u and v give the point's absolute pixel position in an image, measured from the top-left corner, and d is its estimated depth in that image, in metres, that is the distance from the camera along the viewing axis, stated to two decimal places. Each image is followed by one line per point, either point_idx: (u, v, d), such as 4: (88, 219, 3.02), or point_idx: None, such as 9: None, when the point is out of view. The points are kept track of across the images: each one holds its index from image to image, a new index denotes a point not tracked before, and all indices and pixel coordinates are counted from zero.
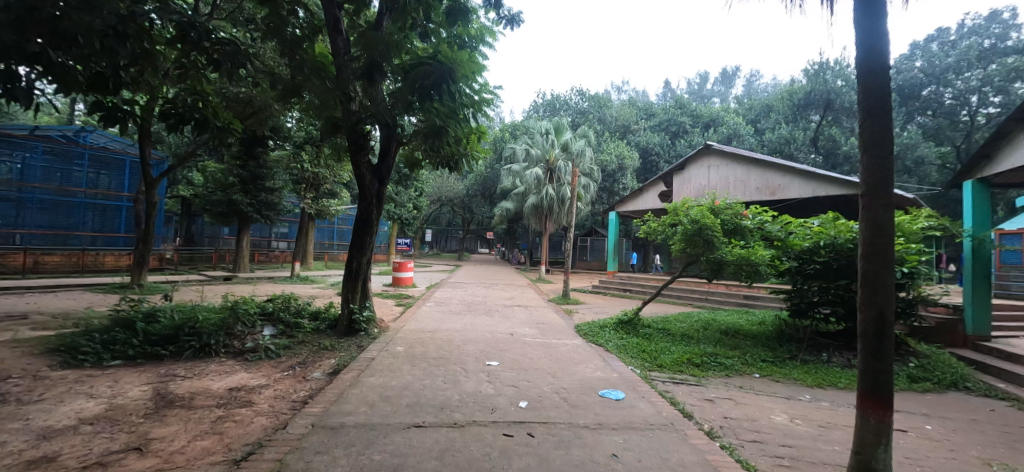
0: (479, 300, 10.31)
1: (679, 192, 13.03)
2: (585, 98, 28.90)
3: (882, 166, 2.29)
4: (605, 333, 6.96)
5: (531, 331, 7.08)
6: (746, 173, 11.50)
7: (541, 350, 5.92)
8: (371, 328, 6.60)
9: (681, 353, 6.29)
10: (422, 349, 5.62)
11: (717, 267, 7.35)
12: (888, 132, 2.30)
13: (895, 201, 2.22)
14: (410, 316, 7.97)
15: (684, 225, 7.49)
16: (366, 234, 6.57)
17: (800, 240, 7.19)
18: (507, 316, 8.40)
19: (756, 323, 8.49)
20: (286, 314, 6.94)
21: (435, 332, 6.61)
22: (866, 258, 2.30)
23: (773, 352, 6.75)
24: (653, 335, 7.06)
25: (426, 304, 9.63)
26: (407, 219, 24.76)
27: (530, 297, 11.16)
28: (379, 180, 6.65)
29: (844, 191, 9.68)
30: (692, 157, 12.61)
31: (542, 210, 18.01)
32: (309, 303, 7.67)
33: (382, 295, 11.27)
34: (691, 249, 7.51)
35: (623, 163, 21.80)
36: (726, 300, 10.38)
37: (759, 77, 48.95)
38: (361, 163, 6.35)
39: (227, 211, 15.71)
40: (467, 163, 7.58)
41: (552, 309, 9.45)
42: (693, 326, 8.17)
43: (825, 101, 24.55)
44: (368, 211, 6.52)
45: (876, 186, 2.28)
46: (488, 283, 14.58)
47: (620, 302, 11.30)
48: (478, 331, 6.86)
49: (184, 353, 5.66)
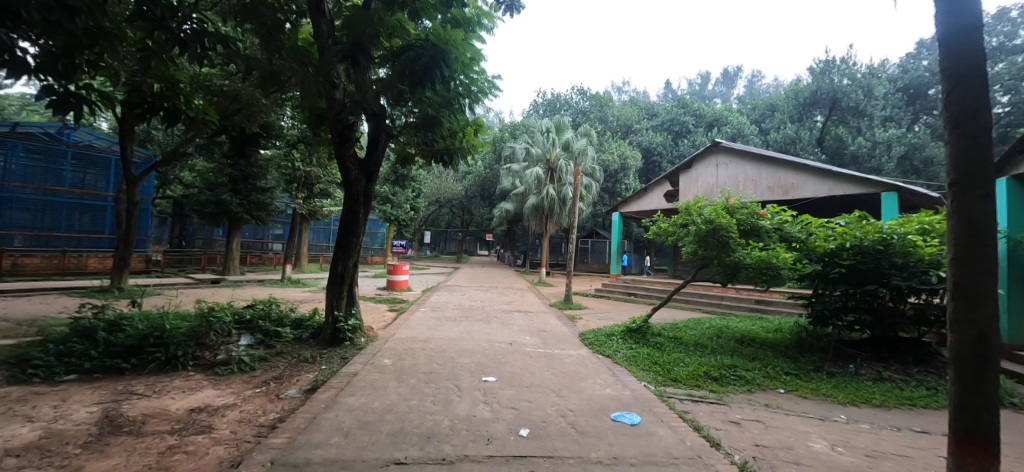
0: (476, 305, 9.77)
1: (686, 192, 12.49)
2: (586, 97, 28.39)
3: (978, 138, 1.59)
4: (612, 342, 6.41)
5: (532, 340, 6.53)
6: (756, 171, 10.99)
7: (544, 362, 5.37)
8: (358, 337, 6.03)
9: (697, 365, 5.75)
10: (412, 362, 5.06)
11: (735, 271, 6.79)
12: (981, 98, 1.59)
13: (996, 184, 1.51)
14: (402, 323, 7.41)
15: (698, 225, 6.93)
16: (353, 235, 6.01)
17: (824, 241, 6.62)
18: (506, 322, 7.85)
19: (773, 331, 7.97)
20: (267, 323, 6.39)
21: (428, 341, 6.06)
22: (956, 260, 1.60)
23: (796, 364, 6.21)
24: (665, 344, 6.52)
25: (420, 309, 9.08)
26: (404, 220, 24.18)
27: (530, 302, 10.58)
28: (367, 176, 6.05)
29: (862, 191, 9.16)
30: (699, 155, 12.09)
31: (543, 210, 17.47)
32: (292, 310, 7.11)
33: (375, 299, 10.70)
34: (706, 251, 6.95)
35: (625, 163, 21.24)
36: (737, 305, 9.93)
37: (760, 77, 48.54)
38: (347, 156, 5.74)
39: (217, 211, 15.13)
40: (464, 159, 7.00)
41: (554, 315, 8.91)
42: (706, 333, 7.64)
43: (831, 100, 24.06)
44: (355, 209, 5.94)
45: (968, 164, 1.57)
46: (486, 286, 14.00)
47: (625, 307, 10.75)
48: (475, 340, 6.31)
49: (148, 366, 5.09)
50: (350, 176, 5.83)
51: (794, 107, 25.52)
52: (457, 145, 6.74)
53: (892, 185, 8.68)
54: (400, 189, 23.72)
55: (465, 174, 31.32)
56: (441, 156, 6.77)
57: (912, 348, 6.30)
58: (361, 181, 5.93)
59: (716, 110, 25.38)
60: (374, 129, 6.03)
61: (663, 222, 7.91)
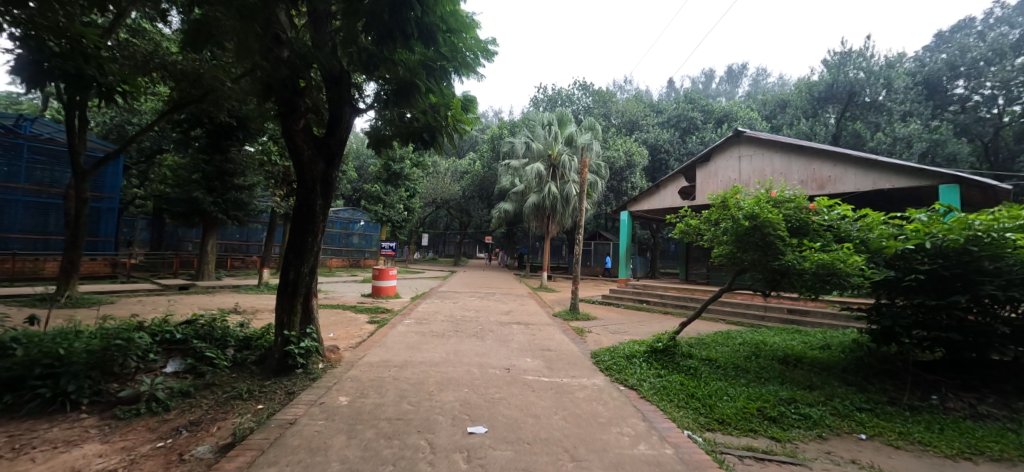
0: (469, 315, 8.48)
1: (704, 187, 11.23)
2: (589, 93, 27.07)
3: None
4: (635, 368, 5.12)
5: (535, 365, 5.23)
6: (786, 163, 9.74)
7: (552, 399, 4.08)
8: (313, 363, 4.74)
9: (746, 400, 4.51)
10: (376, 402, 3.78)
11: (785, 277, 5.52)
12: None
13: None
14: (377, 341, 6.12)
15: (736, 222, 5.66)
16: (312, 233, 4.72)
17: (895, 242, 5.35)
18: (503, 339, 6.56)
19: (818, 347, 6.84)
20: (204, 344, 5.12)
21: (403, 369, 4.76)
22: None
23: (863, 394, 4.99)
24: (699, 368, 5.27)
25: (403, 321, 7.79)
26: (398, 221, 22.73)
27: (532, 312, 9.29)
28: (326, 159, 4.73)
29: (915, 183, 7.93)
30: (719, 147, 10.87)
31: (544, 210, 16.19)
32: (241, 326, 5.83)
33: (354, 309, 9.40)
34: (750, 252, 5.64)
35: (632, 160, 19.99)
36: (767, 317, 8.81)
37: (766, 76, 47.22)
38: (297, 131, 4.41)
39: (188, 211, 13.88)
40: (450, 140, 5.75)
41: (559, 328, 7.64)
42: (739, 351, 6.44)
43: (848, 94, 22.84)
44: (312, 200, 4.63)
45: None
46: (483, 293, 12.71)
47: (639, 316, 9.48)
48: (463, 365, 5.04)
49: (24, 409, 3.79)
50: (301, 155, 4.48)
51: (806, 102, 24.29)
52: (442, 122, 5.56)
53: (952, 175, 7.44)
54: (392, 189, 22.37)
55: (463, 174, 30.02)
56: (422, 137, 5.52)
57: (1010, 375, 5.09)
58: (318, 164, 4.61)
59: (725, 105, 24.18)
60: (335, 99, 4.76)
61: (692, 218, 6.63)
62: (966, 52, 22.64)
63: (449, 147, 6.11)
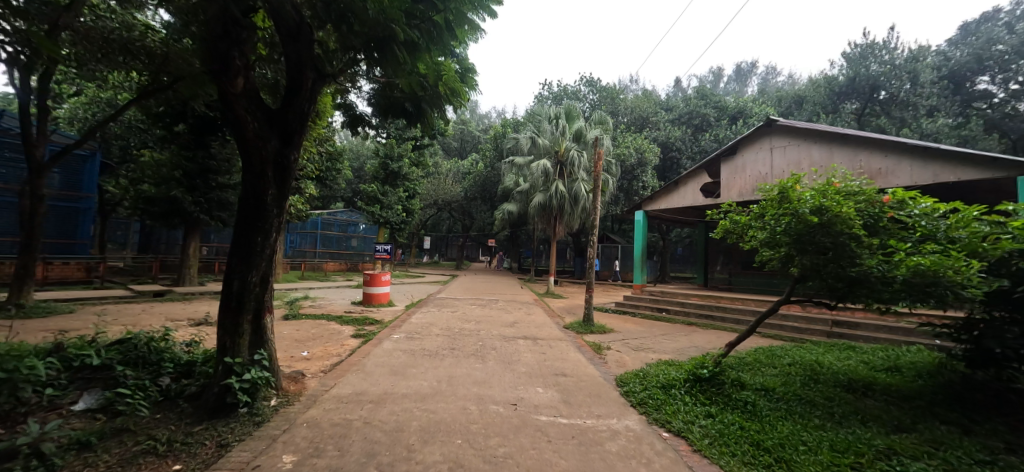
0: (468, 328, 7.39)
1: (730, 183, 10.12)
2: (595, 89, 25.88)
3: None
4: (677, 403, 3.98)
5: (549, 399, 4.10)
6: (827, 155, 8.61)
7: (576, 457, 2.96)
8: (262, 400, 3.64)
9: (834, 451, 3.36)
10: (332, 467, 2.68)
11: (856, 285, 4.49)
12: None
13: None
14: (355, 364, 5.02)
15: (800, 219, 4.53)
16: (263, 230, 3.64)
17: (1002, 241, 4.20)
18: (508, 359, 5.46)
19: (881, 369, 5.81)
20: (131, 372, 4.01)
21: (379, 408, 3.65)
22: None
23: (974, 440, 3.83)
24: (759, 402, 4.12)
25: (392, 336, 6.71)
26: (396, 223, 21.38)
27: (540, 323, 8.16)
28: (281, 136, 3.65)
29: (987, 175, 6.76)
30: (748, 137, 9.77)
31: (551, 210, 15.08)
32: (188, 347, 4.73)
33: (339, 320, 8.28)
34: (815, 254, 4.57)
35: (643, 158, 18.88)
36: (809, 331, 7.77)
37: (777, 74, 45.96)
38: (237, 96, 3.28)
39: (168, 210, 12.96)
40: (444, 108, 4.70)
41: (573, 344, 6.52)
42: (793, 377, 5.32)
43: (870, 88, 21.71)
44: (262, 188, 3.55)
45: None
46: (484, 300, 11.60)
47: (662, 328, 8.36)
48: (458, 399, 3.94)
49: None
50: (245, 129, 3.38)
51: (825, 96, 23.11)
52: (429, 91, 4.52)
53: None
54: (390, 188, 21.26)
55: (465, 175, 28.99)
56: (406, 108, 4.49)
57: None
58: (270, 141, 3.53)
59: (739, 101, 23.07)
60: (293, 59, 3.72)
61: (737, 215, 5.52)
62: (994, 44, 21.45)
63: (440, 122, 5.04)
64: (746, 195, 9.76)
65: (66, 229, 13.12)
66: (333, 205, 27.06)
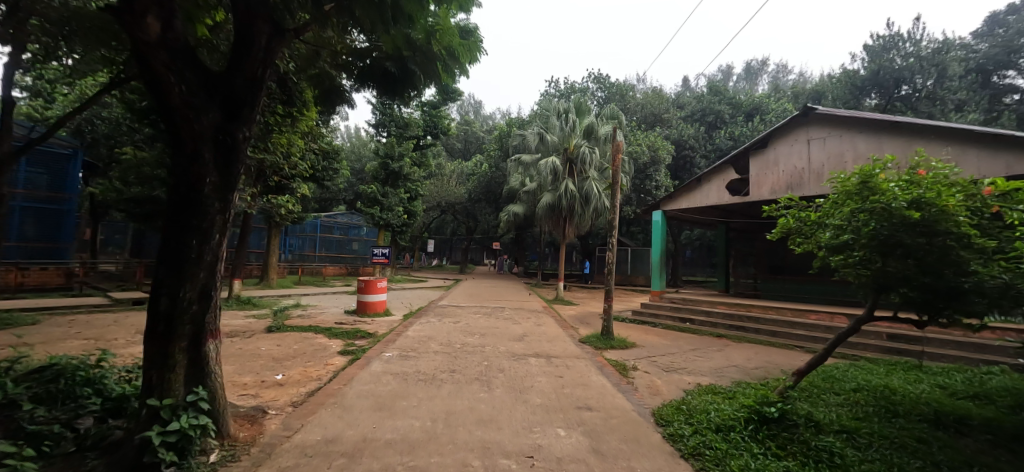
0: (472, 343, 6.49)
1: (761, 179, 9.16)
2: (604, 86, 24.93)
3: None
4: (745, 454, 3.01)
5: (574, 448, 3.16)
6: (875, 143, 7.64)
7: None
8: (198, 454, 2.71)
9: None
10: None
11: (950, 299, 3.60)
12: None
13: None
14: (333, 394, 4.11)
15: (888, 214, 3.58)
16: (199, 231, 2.76)
17: None
18: (518, 385, 4.54)
19: (966, 396, 4.86)
20: (39, 411, 3.10)
21: (352, 466, 2.71)
22: None
23: None
24: (852, 453, 3.15)
25: (383, 353, 5.81)
26: (397, 226, 20.51)
27: (552, 336, 7.24)
28: (222, 105, 2.79)
29: None
30: (781, 128, 8.82)
31: (560, 211, 14.17)
32: (126, 378, 3.82)
33: (328, 332, 7.40)
34: (904, 258, 3.66)
35: (656, 155, 17.97)
36: (861, 345, 6.84)
37: (788, 71, 44.73)
38: (154, 48, 2.43)
39: (152, 212, 12.61)
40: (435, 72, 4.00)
41: (594, 364, 5.59)
42: (865, 410, 4.37)
43: (894, 82, 20.66)
44: (197, 174, 2.69)
45: None
46: (489, 308, 10.68)
47: (690, 342, 7.41)
48: (456, 450, 3.00)
49: None
50: (169, 93, 2.52)
51: (845, 91, 22.10)
52: (424, 50, 3.78)
53: None
54: (390, 189, 20.41)
55: (469, 176, 28.14)
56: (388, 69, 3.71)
57: None
58: (207, 112, 2.67)
59: (755, 97, 22.08)
60: (241, 8, 2.87)
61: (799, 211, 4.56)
62: None
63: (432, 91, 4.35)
64: (779, 192, 8.81)
65: (48, 232, 12.39)
66: (334, 207, 26.28)
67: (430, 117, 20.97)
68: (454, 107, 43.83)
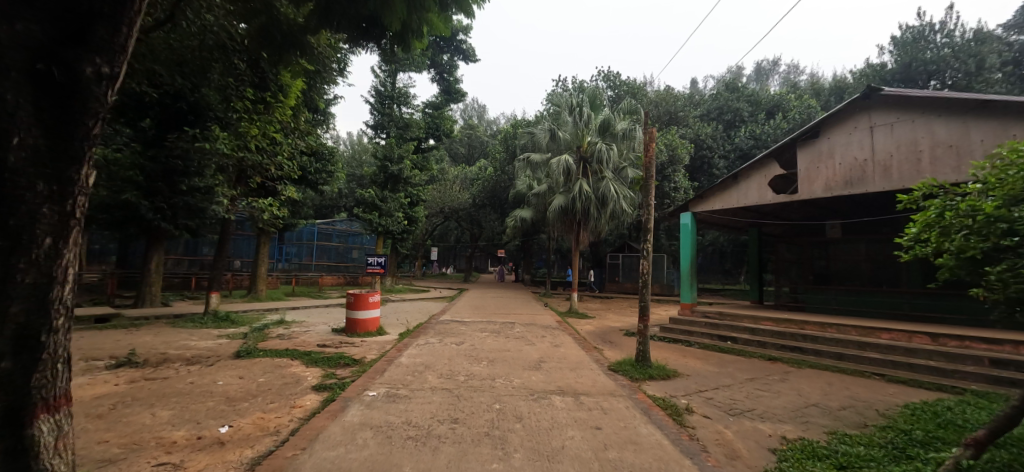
0: (478, 375, 5.22)
1: (812, 176, 7.92)
2: (613, 85, 23.80)
3: None
4: None
5: None
6: (959, 130, 6.34)
7: None
8: None
9: None
10: None
11: None
12: None
13: None
14: (283, 466, 2.86)
15: None
16: (2, 234, 1.59)
17: None
18: (543, 447, 3.25)
19: None
20: None
21: None
22: None
23: None
24: None
25: (367, 391, 4.57)
26: (398, 232, 19.32)
27: (575, 363, 5.97)
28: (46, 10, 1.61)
29: None
30: (836, 115, 7.62)
31: (573, 213, 12.95)
32: None
33: (307, 359, 6.17)
34: None
35: (675, 154, 16.81)
36: (960, 375, 5.51)
37: (801, 73, 43.38)
38: None
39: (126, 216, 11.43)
40: None
41: (637, 405, 4.33)
42: None
43: (923, 76, 19.44)
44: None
45: None
46: (498, 325, 9.41)
47: (742, 368, 6.11)
48: None
49: None
50: None
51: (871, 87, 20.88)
52: None
53: None
54: (390, 194, 19.25)
55: (473, 181, 27.11)
56: None
57: None
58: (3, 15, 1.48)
59: (774, 94, 20.98)
60: None
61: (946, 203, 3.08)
62: None
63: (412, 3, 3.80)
64: (835, 189, 7.57)
65: None
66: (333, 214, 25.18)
67: (432, 118, 20.05)
68: (457, 112, 42.93)
